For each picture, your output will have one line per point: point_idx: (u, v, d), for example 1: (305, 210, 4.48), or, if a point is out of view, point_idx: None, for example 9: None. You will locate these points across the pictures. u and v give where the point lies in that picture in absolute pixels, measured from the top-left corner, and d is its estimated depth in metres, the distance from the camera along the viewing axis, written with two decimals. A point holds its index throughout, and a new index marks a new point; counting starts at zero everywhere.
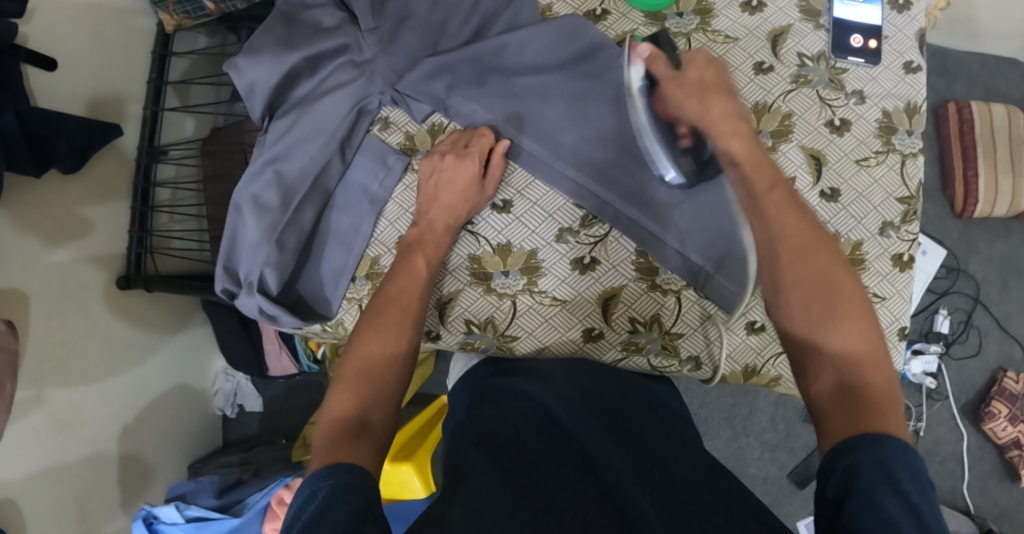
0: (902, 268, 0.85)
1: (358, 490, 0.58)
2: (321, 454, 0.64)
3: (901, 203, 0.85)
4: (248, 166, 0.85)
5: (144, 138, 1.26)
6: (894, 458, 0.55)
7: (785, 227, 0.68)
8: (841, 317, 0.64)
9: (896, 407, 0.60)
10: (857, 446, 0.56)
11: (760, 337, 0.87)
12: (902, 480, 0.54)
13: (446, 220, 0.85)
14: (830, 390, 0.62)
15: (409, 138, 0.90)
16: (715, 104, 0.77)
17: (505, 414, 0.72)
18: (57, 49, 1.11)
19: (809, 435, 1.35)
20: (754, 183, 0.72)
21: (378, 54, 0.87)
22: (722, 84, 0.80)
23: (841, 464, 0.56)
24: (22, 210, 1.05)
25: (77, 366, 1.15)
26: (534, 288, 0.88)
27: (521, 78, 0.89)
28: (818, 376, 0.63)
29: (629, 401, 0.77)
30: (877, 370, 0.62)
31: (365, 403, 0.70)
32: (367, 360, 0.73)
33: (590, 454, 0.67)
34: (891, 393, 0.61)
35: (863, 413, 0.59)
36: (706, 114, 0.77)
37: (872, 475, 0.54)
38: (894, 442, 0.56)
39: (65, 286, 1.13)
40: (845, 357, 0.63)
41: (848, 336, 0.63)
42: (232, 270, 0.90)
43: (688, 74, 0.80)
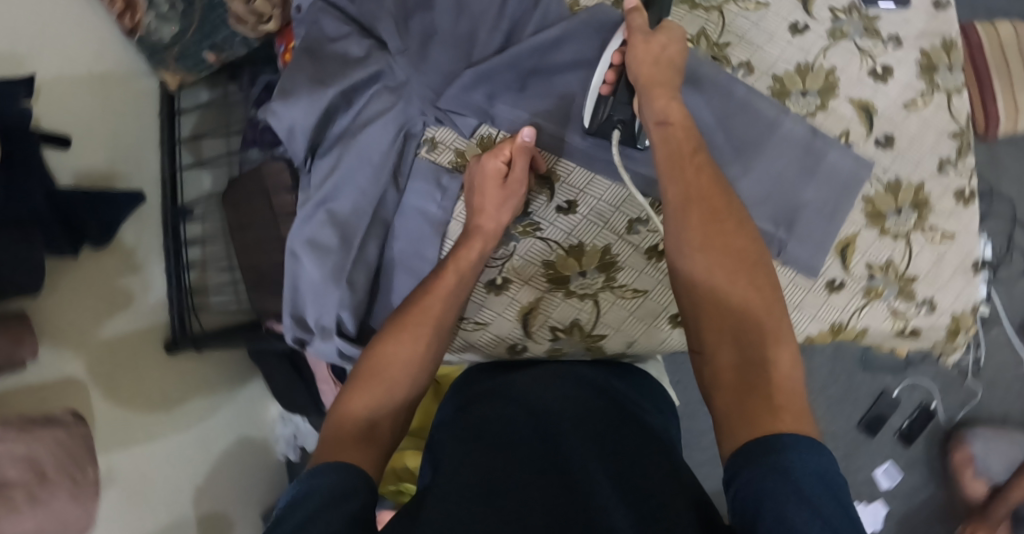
0: (966, 203, 0.85)
1: (347, 495, 0.60)
2: (325, 450, 0.67)
3: (954, 139, 0.86)
4: (300, 210, 0.83)
5: (167, 199, 1.23)
6: (796, 462, 0.56)
7: (700, 232, 0.71)
8: (762, 324, 0.66)
9: (801, 406, 0.62)
10: (757, 455, 0.58)
11: (841, 295, 0.83)
12: (805, 483, 0.55)
13: (483, 223, 0.83)
14: (729, 373, 0.65)
15: (460, 154, 0.88)
16: (662, 68, 0.77)
17: (499, 423, 0.73)
18: (69, 124, 1.10)
19: (871, 384, 1.37)
20: (679, 148, 0.74)
21: (412, 75, 0.85)
22: (679, 63, 0.79)
23: (742, 480, 0.57)
24: (63, 287, 1.06)
25: (140, 433, 1.14)
26: (613, 284, 0.89)
27: (562, 77, 0.87)
28: (719, 359, 0.67)
29: (618, 413, 0.76)
30: (785, 380, 0.64)
31: (379, 406, 0.73)
32: (383, 365, 0.75)
33: (566, 463, 0.67)
34: (797, 392, 0.63)
35: (762, 403, 0.62)
36: (639, 67, 0.78)
37: (777, 483, 0.55)
38: (809, 444, 0.58)
39: (118, 357, 1.13)
40: (748, 345, 0.66)
41: (764, 335, 0.66)
42: (300, 318, 0.89)
43: (655, 37, 0.78)
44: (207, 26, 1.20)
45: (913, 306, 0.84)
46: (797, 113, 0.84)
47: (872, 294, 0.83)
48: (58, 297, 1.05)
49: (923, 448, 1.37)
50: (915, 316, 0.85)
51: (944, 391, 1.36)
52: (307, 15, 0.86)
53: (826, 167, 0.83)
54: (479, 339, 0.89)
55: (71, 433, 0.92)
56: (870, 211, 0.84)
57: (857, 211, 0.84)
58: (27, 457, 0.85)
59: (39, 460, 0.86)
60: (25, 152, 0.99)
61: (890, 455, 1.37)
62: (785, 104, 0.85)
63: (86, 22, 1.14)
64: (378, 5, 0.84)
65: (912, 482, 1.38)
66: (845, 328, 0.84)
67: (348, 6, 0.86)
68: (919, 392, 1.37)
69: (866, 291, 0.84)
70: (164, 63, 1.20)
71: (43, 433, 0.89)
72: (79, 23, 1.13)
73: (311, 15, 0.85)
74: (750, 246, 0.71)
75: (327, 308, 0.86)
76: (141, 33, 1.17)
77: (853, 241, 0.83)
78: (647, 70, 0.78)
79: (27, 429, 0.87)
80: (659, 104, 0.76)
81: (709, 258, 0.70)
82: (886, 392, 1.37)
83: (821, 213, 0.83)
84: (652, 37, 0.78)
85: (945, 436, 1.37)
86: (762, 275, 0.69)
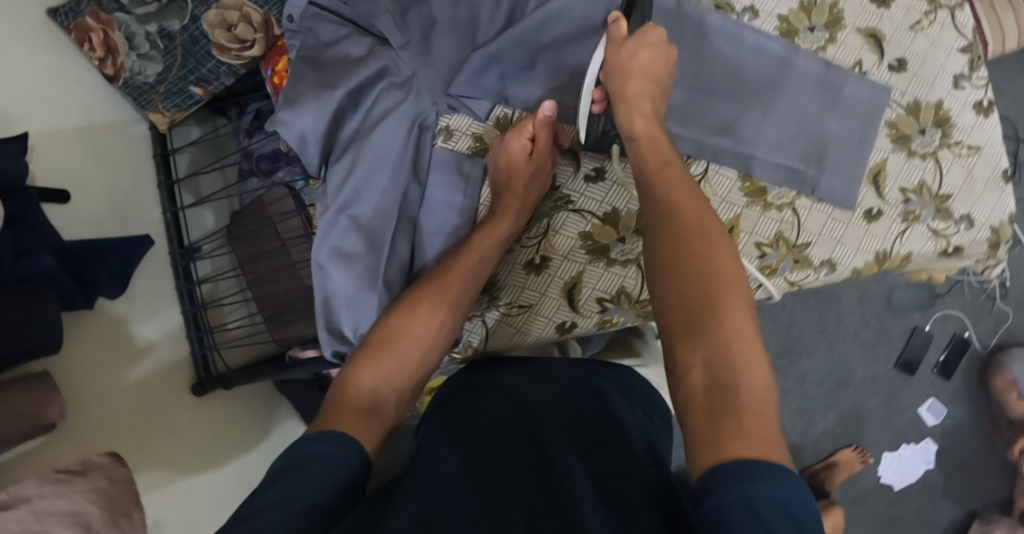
0: (985, 113, 0.88)
1: (337, 469, 0.64)
2: (327, 417, 0.71)
3: (965, 53, 0.88)
4: (324, 219, 0.84)
5: (174, 241, 1.20)
6: (758, 491, 0.53)
7: (669, 251, 0.68)
8: (733, 345, 0.62)
9: (771, 432, 0.59)
10: (724, 482, 0.54)
11: (881, 223, 0.85)
12: (767, 516, 0.52)
13: (512, 201, 0.84)
14: (701, 388, 0.62)
15: (479, 139, 0.89)
16: (636, 83, 0.78)
17: (488, 410, 0.75)
18: (66, 179, 1.08)
19: (902, 321, 1.39)
20: (648, 162, 0.75)
21: (418, 67, 0.86)
22: (658, 71, 0.78)
23: (708, 505, 0.54)
24: (78, 344, 1.03)
25: (177, 482, 1.11)
26: None
27: (569, 48, 0.87)
28: (691, 379, 0.63)
29: (609, 414, 0.76)
30: (758, 403, 0.60)
31: (385, 379, 0.76)
32: (395, 335, 0.78)
33: (550, 455, 0.68)
34: (766, 416, 0.60)
35: (732, 429, 0.58)
36: (625, 65, 0.78)
37: (741, 518, 0.52)
38: (774, 471, 0.54)
39: (145, 405, 1.11)
40: (718, 370, 0.62)
41: (735, 357, 0.62)
42: (336, 330, 0.88)
43: (627, 47, 0.78)
44: (191, 62, 1.13)
45: (952, 224, 0.86)
46: (807, 50, 0.85)
47: (911, 217, 0.85)
48: (78, 350, 1.03)
49: (963, 379, 1.41)
50: (955, 234, 0.87)
51: (976, 320, 1.40)
52: (299, 25, 0.87)
53: (844, 100, 0.85)
54: (526, 323, 0.88)
55: (114, 480, 0.90)
56: (895, 135, 0.86)
57: (883, 137, 0.86)
58: (73, 513, 0.84)
59: (85, 515, 0.84)
60: (28, 210, 0.95)
61: (932, 391, 1.39)
62: (795, 42, 0.85)
63: (66, 79, 1.10)
64: (374, 3, 0.85)
65: (957, 415, 1.41)
66: (890, 255, 0.86)
67: (341, 8, 0.86)
68: (951, 323, 1.39)
69: (904, 215, 0.86)
70: (152, 102, 1.15)
71: (84, 483, 0.87)
72: (59, 79, 1.09)
73: (305, 23, 0.86)
74: (721, 259, 0.67)
75: (364, 314, 0.86)
76: (124, 78, 1.12)
77: (883, 167, 0.85)
78: (627, 80, 0.78)
79: (65, 481, 0.86)
80: (636, 117, 0.78)
81: (674, 276, 0.67)
82: (919, 328, 1.38)
83: (847, 143, 0.85)
84: (625, 46, 0.79)
85: (984, 361, 1.40)
86: (735, 296, 0.65)
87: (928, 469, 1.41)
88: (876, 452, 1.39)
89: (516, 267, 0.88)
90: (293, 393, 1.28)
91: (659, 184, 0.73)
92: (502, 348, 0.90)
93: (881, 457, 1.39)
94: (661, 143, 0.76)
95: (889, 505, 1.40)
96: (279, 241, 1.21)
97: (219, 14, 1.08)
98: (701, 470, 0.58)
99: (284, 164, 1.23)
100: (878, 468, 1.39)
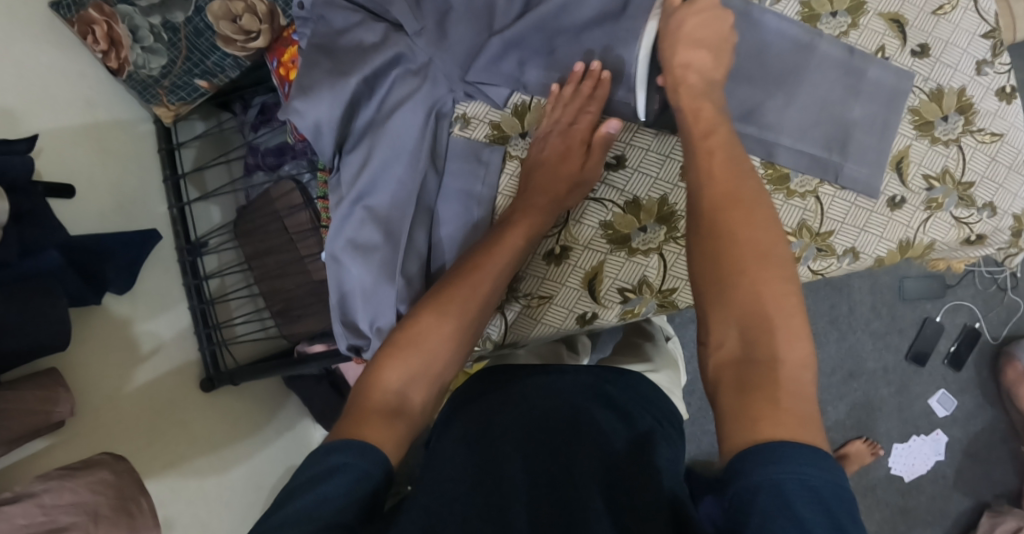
0: (1008, 100, 0.86)
1: (362, 479, 0.62)
2: (350, 421, 0.68)
3: (987, 39, 0.86)
4: (340, 210, 0.84)
5: (181, 237, 1.19)
6: (787, 476, 0.53)
7: (707, 218, 0.66)
8: (770, 317, 0.61)
9: (806, 411, 0.58)
10: (748, 466, 0.55)
11: (904, 211, 0.85)
12: (794, 500, 0.52)
13: (544, 201, 0.84)
14: (733, 361, 0.62)
15: (496, 126, 0.89)
16: (681, 50, 0.76)
17: (503, 419, 0.74)
18: (70, 174, 1.05)
19: (914, 311, 1.39)
20: (691, 130, 0.73)
21: (434, 54, 0.86)
22: (706, 38, 0.77)
23: (734, 488, 0.55)
24: (84, 346, 1.01)
25: (189, 481, 1.09)
26: (676, 234, 0.87)
27: (588, 33, 0.86)
28: (722, 350, 0.63)
29: (620, 423, 0.75)
30: (796, 383, 0.60)
31: (411, 381, 0.73)
32: (421, 335, 0.75)
33: (563, 466, 0.68)
34: (803, 395, 0.59)
35: (765, 407, 0.58)
36: (678, 32, 0.77)
37: (765, 501, 0.53)
38: (806, 454, 0.54)
39: (154, 405, 1.09)
40: (753, 342, 0.61)
41: (772, 331, 0.61)
42: (351, 323, 0.88)
43: (676, 16, 0.77)
44: (196, 54, 1.11)
45: (975, 212, 0.86)
46: (829, 36, 0.84)
47: (934, 205, 0.85)
48: (86, 351, 1.01)
49: (973, 370, 1.40)
50: (978, 221, 0.86)
51: (986, 310, 1.39)
52: (311, 12, 0.85)
53: (868, 84, 0.84)
54: (546, 313, 0.88)
55: (117, 472, 0.88)
56: (918, 122, 0.85)
57: (906, 123, 0.85)
58: (79, 504, 0.82)
59: (92, 503, 0.83)
60: (36, 209, 0.92)
61: (943, 382, 1.39)
62: (817, 28, 0.84)
63: (71, 72, 1.08)
64: None
65: (967, 406, 1.41)
66: (912, 244, 0.86)
67: None
68: (962, 314, 1.39)
69: (927, 203, 0.86)
70: (157, 96, 1.13)
71: (89, 476, 0.86)
72: (64, 72, 1.07)
73: (317, 10, 0.84)
74: (760, 231, 0.65)
75: (382, 306, 0.85)
76: (128, 71, 1.11)
77: (905, 154, 0.85)
78: (681, 50, 0.76)
79: (67, 475, 0.84)
80: (683, 87, 0.76)
81: (711, 243, 0.65)
82: (930, 319, 1.38)
83: (870, 130, 0.84)
84: (674, 16, 0.78)
85: (995, 353, 1.40)
86: (773, 267, 0.63)
87: (939, 460, 1.40)
88: (887, 444, 1.39)
89: (536, 257, 0.87)
90: (303, 389, 1.28)
91: (698, 154, 0.71)
92: (522, 339, 0.90)
93: (891, 449, 1.39)
94: (704, 110, 0.74)
95: (899, 496, 1.40)
96: (287, 236, 1.20)
97: (223, 6, 1.05)
98: (729, 453, 0.57)
99: (290, 158, 1.22)
100: (889, 459, 1.39)
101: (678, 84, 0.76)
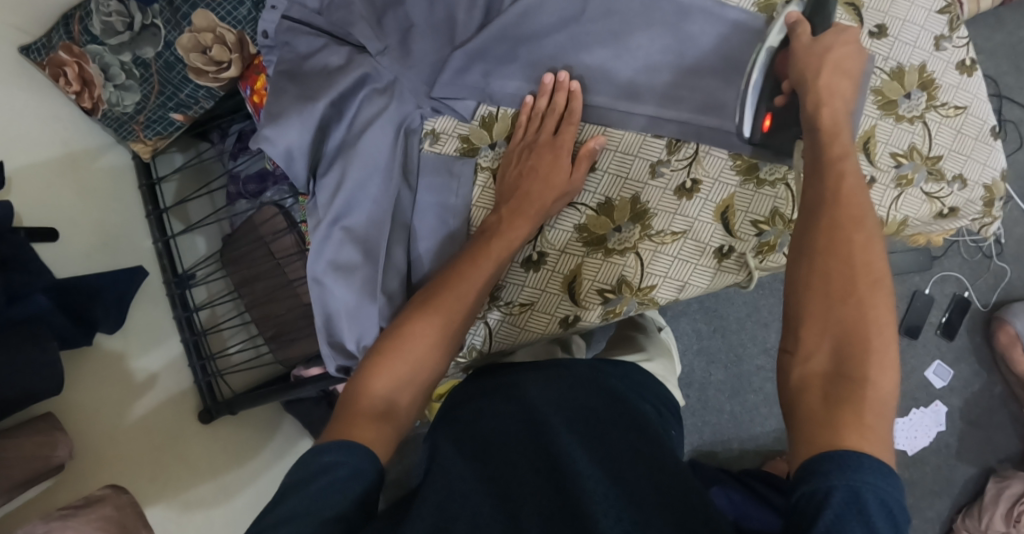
0: (968, 73, 0.87)
1: (354, 476, 0.63)
2: (339, 424, 0.68)
3: (943, 14, 0.88)
4: (318, 232, 0.85)
5: (167, 271, 1.18)
6: (865, 484, 0.54)
7: (825, 237, 0.66)
8: (869, 339, 0.61)
9: (886, 431, 0.58)
10: (830, 468, 0.55)
11: (875, 191, 0.86)
12: (871, 510, 0.53)
13: (530, 208, 0.84)
14: (821, 373, 0.62)
15: (465, 139, 0.90)
16: (828, 74, 0.76)
17: (499, 425, 0.75)
18: (51, 218, 1.05)
19: (903, 285, 1.40)
20: (828, 147, 0.71)
21: (400, 72, 0.88)
22: (850, 67, 0.77)
23: (809, 487, 0.55)
24: (77, 386, 1.01)
25: (196, 514, 1.11)
26: (650, 231, 0.88)
27: (551, 38, 0.88)
28: (811, 364, 0.63)
29: (617, 412, 0.77)
30: (885, 403, 0.59)
31: (398, 386, 0.73)
32: (408, 341, 0.75)
33: (560, 454, 0.69)
34: (887, 416, 0.59)
35: (852, 418, 0.58)
36: (825, 54, 0.77)
37: (841, 503, 0.53)
38: (884, 470, 0.55)
39: (155, 439, 1.10)
40: (846, 360, 0.61)
41: (870, 352, 0.61)
42: (338, 345, 0.88)
43: (823, 41, 0.78)
44: (168, 88, 1.10)
45: (945, 185, 0.87)
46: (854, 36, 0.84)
47: (904, 182, 0.86)
48: (78, 390, 1.01)
49: (966, 338, 1.41)
50: (949, 194, 0.87)
51: (973, 278, 1.41)
52: (275, 40, 0.88)
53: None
54: (529, 320, 0.89)
55: (119, 507, 0.90)
56: (881, 102, 0.86)
57: (869, 104, 0.86)
58: None
59: None
60: (20, 253, 0.92)
61: (938, 353, 1.40)
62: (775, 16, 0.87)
63: (43, 114, 1.08)
64: (348, 11, 0.87)
65: (963, 374, 1.41)
66: (886, 222, 0.87)
67: (316, 19, 0.88)
68: (950, 283, 1.40)
69: (897, 180, 0.86)
70: (133, 132, 1.13)
71: (91, 513, 0.88)
72: (39, 115, 1.07)
73: (281, 37, 0.87)
74: (874, 258, 0.65)
75: (367, 325, 0.86)
76: (103, 110, 1.11)
77: (872, 134, 0.86)
78: (825, 72, 0.76)
79: (69, 515, 0.87)
80: (825, 106, 0.74)
81: (826, 259, 0.65)
82: (919, 292, 1.40)
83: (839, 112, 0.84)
84: (818, 41, 0.78)
85: (987, 320, 1.41)
86: (881, 293, 0.63)
87: (941, 430, 1.41)
88: None
89: (515, 265, 0.88)
90: (302, 411, 1.29)
91: (831, 172, 0.69)
92: (508, 346, 0.91)
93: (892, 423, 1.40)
94: (843, 135, 0.73)
95: (904, 470, 1.40)
96: (273, 260, 1.23)
97: (193, 38, 1.05)
98: (808, 453, 0.58)
99: (271, 183, 1.22)
100: None
101: (821, 102, 0.75)
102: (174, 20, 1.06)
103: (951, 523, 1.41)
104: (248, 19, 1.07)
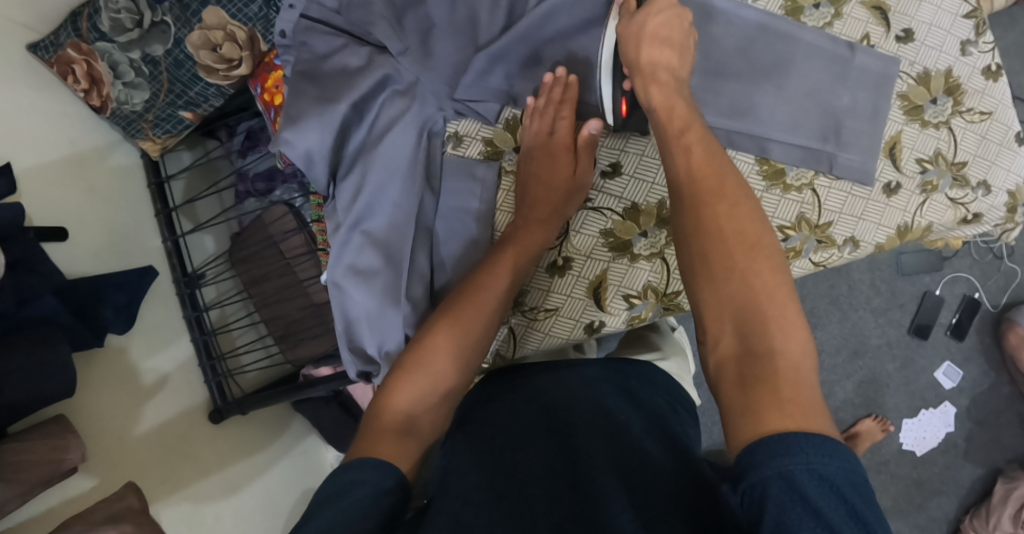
0: (994, 78, 0.87)
1: (377, 495, 0.62)
2: (362, 443, 0.68)
3: (969, 19, 0.87)
4: (340, 237, 0.85)
5: (177, 269, 1.18)
6: (798, 467, 0.54)
7: (689, 218, 0.67)
8: (764, 311, 0.62)
9: (810, 398, 0.58)
10: (759, 460, 0.55)
11: (900, 196, 0.86)
12: (810, 492, 0.53)
13: (543, 212, 0.85)
14: (733, 355, 0.62)
15: (489, 142, 0.90)
16: (647, 49, 0.77)
17: (515, 424, 0.74)
18: (63, 217, 1.04)
19: (913, 286, 1.40)
20: (666, 128, 0.74)
21: (420, 73, 0.87)
22: (670, 35, 0.78)
23: (747, 483, 0.55)
24: (89, 384, 1.00)
25: (209, 517, 1.08)
26: None
27: (572, 41, 0.87)
28: (721, 347, 0.63)
29: (633, 411, 0.76)
30: (796, 368, 0.60)
31: (422, 401, 0.72)
32: (428, 357, 0.74)
33: (578, 458, 0.68)
34: (804, 382, 0.59)
35: (769, 399, 0.58)
36: (642, 29, 0.78)
37: (780, 493, 0.53)
38: (815, 443, 0.55)
39: (166, 442, 1.08)
40: (749, 336, 0.62)
41: (766, 322, 0.62)
42: (359, 349, 0.88)
43: (638, 17, 0.79)
44: (178, 86, 1.09)
45: (970, 191, 0.87)
46: (813, 27, 0.85)
47: (929, 188, 0.86)
48: (92, 392, 1.00)
49: (976, 339, 1.42)
50: (974, 201, 0.87)
51: (984, 279, 1.41)
52: (292, 39, 0.87)
53: (856, 71, 0.85)
54: (553, 326, 0.88)
55: (139, 523, 0.91)
56: (906, 106, 0.86)
57: (894, 109, 0.86)
58: None
59: None
60: (29, 255, 0.91)
61: (947, 354, 1.41)
62: (801, 20, 0.86)
63: (54, 111, 1.06)
64: (368, 11, 0.86)
65: (972, 375, 1.42)
66: (911, 228, 0.87)
67: (335, 18, 0.87)
68: (960, 285, 1.41)
69: (922, 186, 0.86)
70: (142, 130, 1.12)
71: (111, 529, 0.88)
72: (48, 111, 1.05)
73: (299, 36, 0.87)
74: (745, 225, 0.65)
75: (389, 331, 0.86)
76: (111, 108, 1.09)
77: (897, 140, 0.86)
78: (645, 49, 0.78)
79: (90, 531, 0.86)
80: (653, 86, 0.76)
81: (699, 240, 0.66)
82: (929, 292, 1.40)
83: (860, 117, 0.85)
84: (635, 17, 0.79)
85: (996, 321, 1.41)
86: (761, 257, 0.64)
87: (949, 431, 1.42)
88: (896, 419, 1.40)
89: (539, 270, 0.88)
90: (314, 413, 1.28)
91: (675, 152, 0.72)
92: (533, 352, 0.90)
93: (901, 423, 1.41)
94: (678, 108, 0.75)
95: (911, 469, 1.41)
96: (284, 260, 1.22)
97: (203, 35, 1.04)
98: (737, 446, 0.58)
99: (280, 182, 1.21)
100: (898, 434, 1.40)
101: (649, 83, 0.77)
102: (183, 17, 1.04)
103: (957, 522, 1.42)
104: (259, 17, 1.05)
